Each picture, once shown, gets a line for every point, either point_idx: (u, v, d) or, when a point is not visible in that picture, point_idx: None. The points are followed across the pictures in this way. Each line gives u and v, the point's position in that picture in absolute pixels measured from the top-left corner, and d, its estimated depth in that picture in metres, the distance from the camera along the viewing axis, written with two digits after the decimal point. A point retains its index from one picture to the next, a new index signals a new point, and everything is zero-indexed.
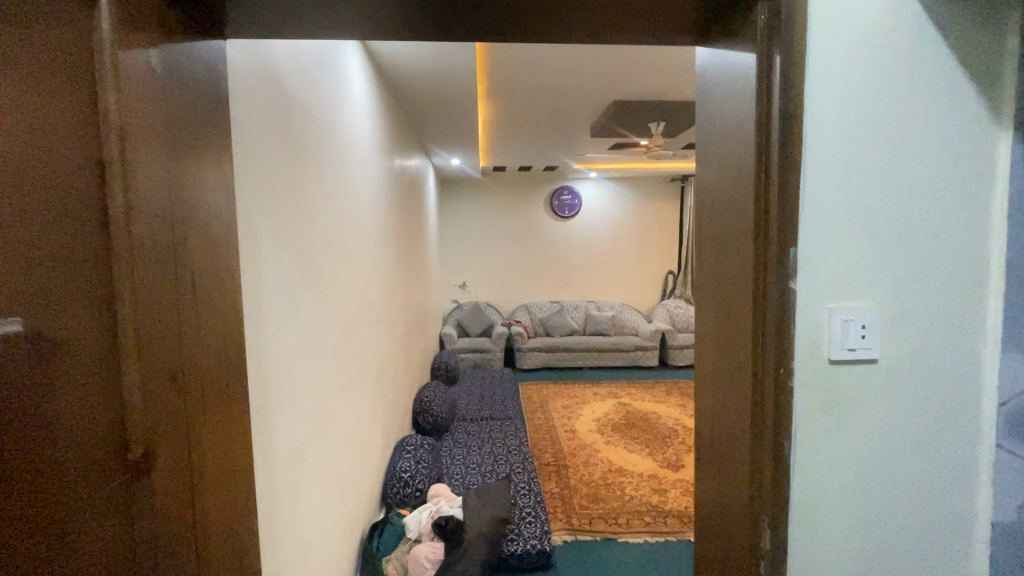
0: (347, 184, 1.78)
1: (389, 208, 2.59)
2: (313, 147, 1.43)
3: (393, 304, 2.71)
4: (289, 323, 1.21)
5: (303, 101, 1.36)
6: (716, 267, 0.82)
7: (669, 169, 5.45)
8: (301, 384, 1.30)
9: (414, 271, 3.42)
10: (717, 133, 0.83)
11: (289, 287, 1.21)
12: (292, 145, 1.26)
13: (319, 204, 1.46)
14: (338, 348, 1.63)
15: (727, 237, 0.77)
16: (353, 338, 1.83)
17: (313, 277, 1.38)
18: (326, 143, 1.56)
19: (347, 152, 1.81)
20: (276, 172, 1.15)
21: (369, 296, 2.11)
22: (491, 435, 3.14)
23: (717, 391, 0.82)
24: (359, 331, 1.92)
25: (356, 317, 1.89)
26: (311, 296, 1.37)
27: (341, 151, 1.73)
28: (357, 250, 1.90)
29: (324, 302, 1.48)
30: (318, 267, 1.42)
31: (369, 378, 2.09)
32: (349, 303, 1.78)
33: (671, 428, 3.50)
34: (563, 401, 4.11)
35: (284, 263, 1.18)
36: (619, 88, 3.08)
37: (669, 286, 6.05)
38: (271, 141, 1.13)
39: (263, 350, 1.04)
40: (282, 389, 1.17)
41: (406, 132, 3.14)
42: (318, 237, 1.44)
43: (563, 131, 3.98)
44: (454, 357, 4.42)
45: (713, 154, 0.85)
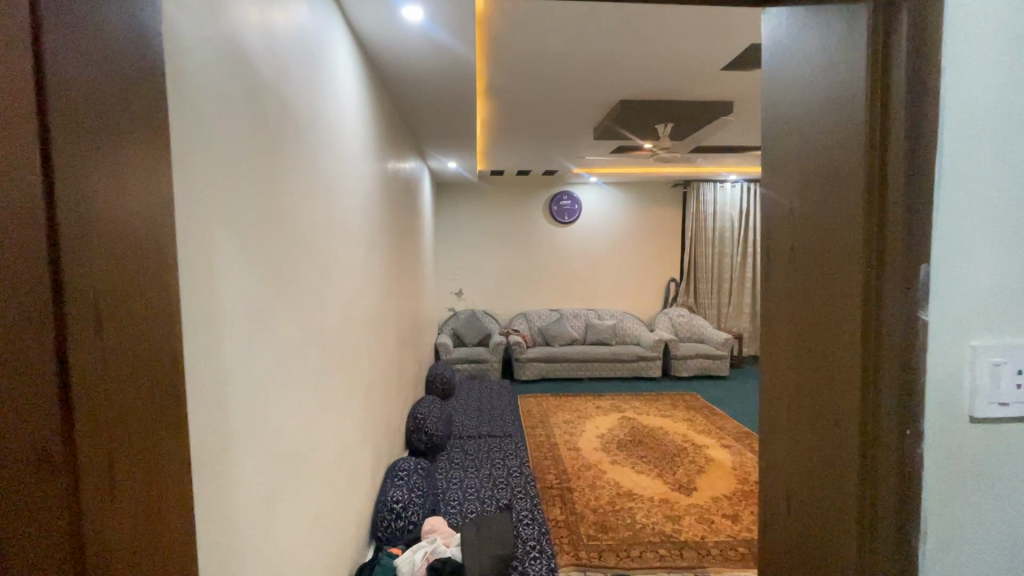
0: (331, 187, 1.59)
1: (381, 213, 2.40)
2: (289, 142, 1.24)
3: (385, 316, 2.52)
4: (258, 349, 1.01)
5: (277, 86, 1.18)
6: (795, 290, 0.64)
7: (672, 174, 5.29)
8: (275, 420, 1.11)
9: (408, 280, 3.23)
10: (794, 119, 0.65)
11: (257, 305, 1.02)
12: (261, 137, 1.07)
13: (296, 209, 1.26)
14: (320, 372, 1.44)
15: (815, 253, 0.60)
16: (339, 357, 1.64)
17: (287, 292, 1.19)
18: (306, 139, 1.37)
19: (332, 151, 1.62)
20: (241, 166, 0.96)
21: (357, 310, 1.92)
22: (490, 455, 2.94)
23: (798, 451, 0.63)
24: (345, 350, 1.73)
25: (342, 335, 1.70)
26: (286, 314, 1.18)
27: (325, 149, 1.54)
28: (343, 259, 1.71)
29: (303, 321, 1.29)
30: (294, 280, 1.23)
31: (357, 400, 1.89)
32: (333, 320, 1.58)
33: (680, 445, 3.32)
34: (565, 416, 3.92)
35: (249, 277, 0.98)
36: (626, 87, 2.92)
37: (671, 294, 5.88)
38: (234, 130, 0.94)
39: (221, 383, 0.85)
40: (250, 430, 0.98)
41: (399, 131, 2.95)
42: (295, 246, 1.25)
43: (565, 132, 3.81)
44: (450, 368, 4.23)
45: (785, 147, 0.67)
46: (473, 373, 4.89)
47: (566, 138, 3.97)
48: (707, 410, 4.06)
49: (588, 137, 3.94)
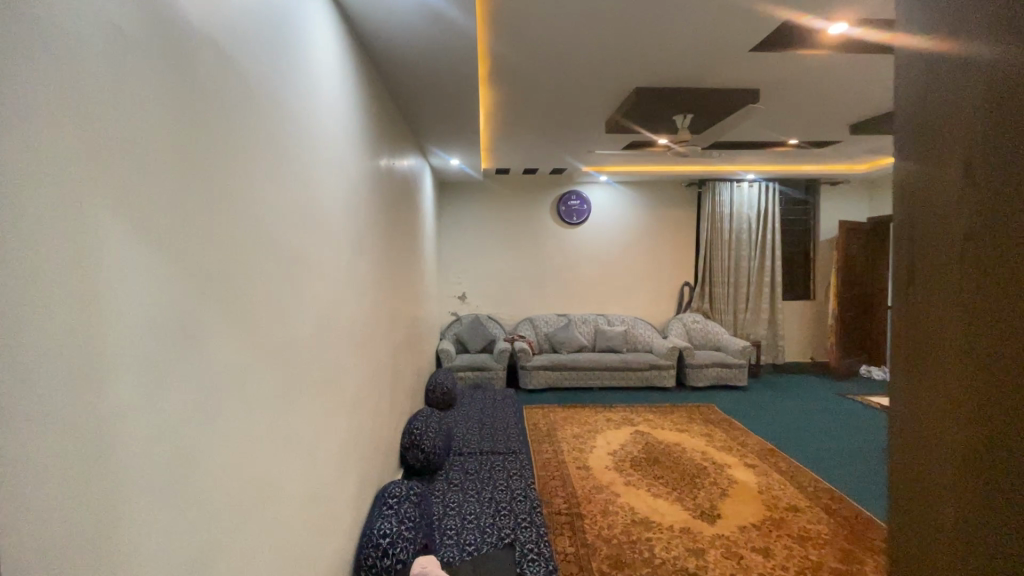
0: (299, 177, 1.34)
1: (371, 210, 2.16)
2: (232, 116, 0.98)
3: (376, 323, 2.28)
4: (173, 381, 0.76)
5: (222, 45, 0.95)
6: (987, 352, 0.35)
7: (686, 172, 5.03)
8: (210, 466, 0.87)
9: (404, 284, 2.99)
10: (965, 69, 0.38)
11: (180, 319, 0.79)
12: (190, 105, 0.83)
13: (243, 200, 1.01)
14: (280, 399, 1.19)
15: (1017, 263, 0.33)
16: (309, 377, 1.39)
17: (226, 303, 0.94)
18: (261, 116, 1.12)
19: (300, 135, 1.37)
20: (153, 136, 0.73)
21: (338, 321, 1.67)
22: (490, 475, 2.70)
23: (950, 567, 0.39)
24: (320, 367, 1.48)
25: (316, 350, 1.45)
26: (225, 332, 0.93)
27: (290, 132, 1.29)
28: (317, 263, 1.46)
29: (252, 338, 1.04)
30: (238, 287, 0.98)
31: (336, 424, 1.65)
32: (301, 335, 1.33)
33: (700, 465, 3.05)
34: (573, 429, 3.67)
35: (157, 286, 0.73)
36: (641, 75, 2.68)
37: (685, 299, 5.59)
38: (138, 85, 0.70)
39: (106, 427, 0.62)
40: (163, 484, 0.74)
41: (394, 121, 2.73)
42: (241, 245, 1.00)
43: (574, 126, 3.57)
44: (451, 377, 4.00)
45: (960, 131, 0.38)
46: (476, 381, 4.64)
47: (575, 132, 3.73)
48: (727, 424, 3.79)
49: (599, 131, 3.69)
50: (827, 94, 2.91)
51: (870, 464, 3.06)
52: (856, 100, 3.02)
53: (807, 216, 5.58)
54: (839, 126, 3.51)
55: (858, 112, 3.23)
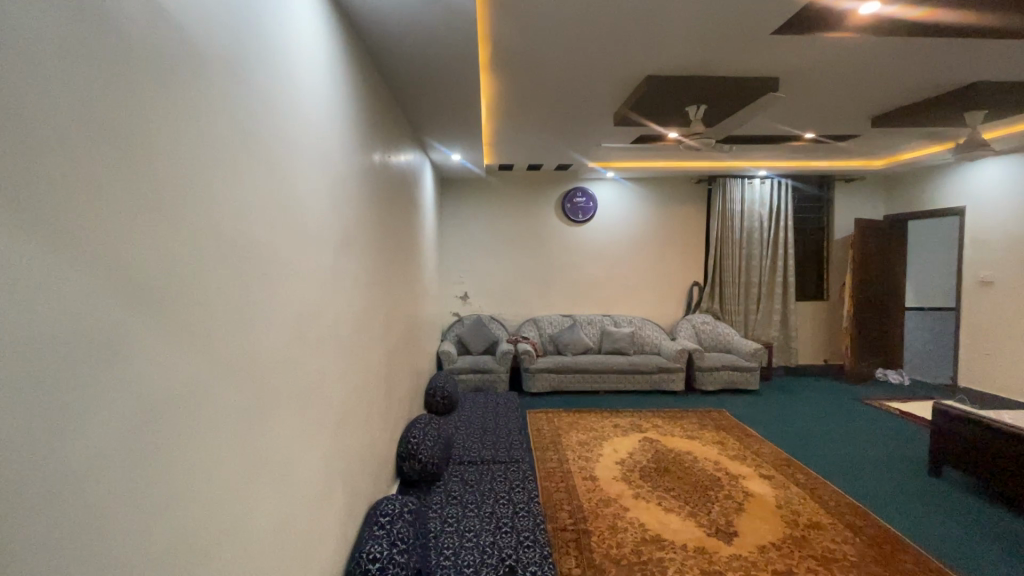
0: (269, 161, 1.16)
1: (361, 204, 2.00)
2: (182, 80, 0.80)
3: (367, 327, 2.13)
4: (79, 414, 0.58)
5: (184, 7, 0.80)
6: None
7: (696, 168, 4.85)
8: (153, 516, 0.69)
9: (401, 284, 2.85)
10: None
11: (121, 337, 0.64)
12: (139, 77, 0.69)
13: (197, 184, 0.83)
14: (247, 420, 1.02)
15: None
16: (280, 392, 1.22)
17: (172, 313, 0.75)
18: (222, 85, 0.93)
19: (271, 114, 1.19)
20: (81, 113, 0.59)
21: (317, 327, 1.51)
22: (491, 487, 2.54)
23: None
24: (293, 380, 1.31)
25: (287, 361, 1.28)
26: (172, 347, 0.75)
27: (258, 109, 1.11)
28: (289, 261, 1.28)
29: (211, 352, 0.86)
30: (190, 292, 0.80)
31: (316, 442, 1.49)
32: (270, 345, 1.16)
33: (713, 475, 2.89)
34: (579, 436, 3.52)
35: (47, 293, 0.54)
36: (652, 60, 2.51)
37: (694, 300, 5.42)
38: (61, 49, 0.56)
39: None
40: (74, 551, 0.57)
41: (389, 112, 2.59)
42: (196, 241, 0.82)
43: (581, 118, 3.41)
44: (450, 380, 3.86)
45: None
46: (477, 384, 4.49)
47: (581, 125, 3.57)
48: (739, 431, 3.62)
49: (606, 124, 3.53)
50: (849, 82, 2.74)
51: (891, 478, 2.90)
52: (879, 90, 2.85)
53: (821, 213, 5.39)
54: (859, 118, 3.34)
55: (881, 102, 3.05)
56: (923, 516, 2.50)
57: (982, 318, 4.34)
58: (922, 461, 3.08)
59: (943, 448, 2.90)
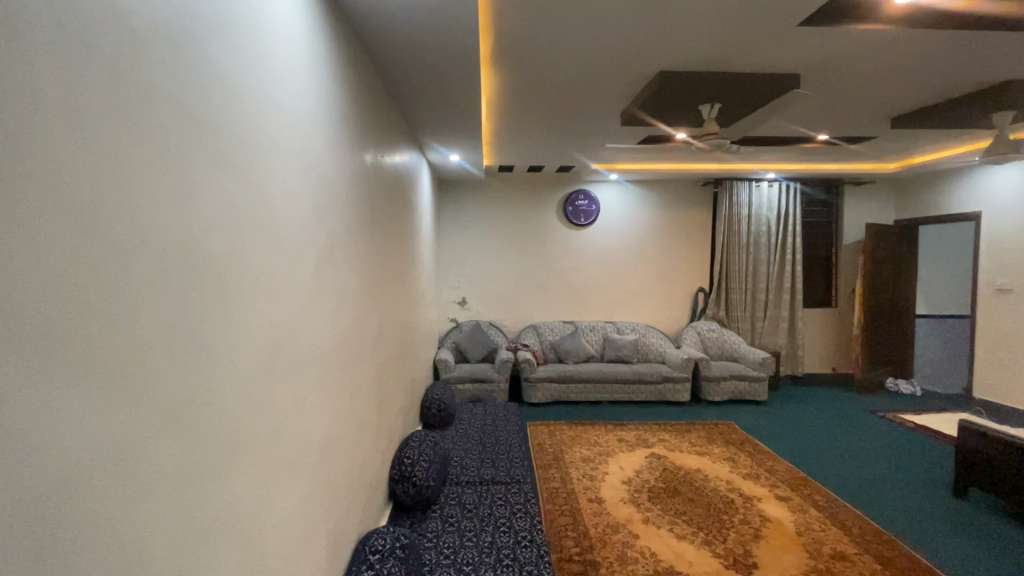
0: (229, 155, 0.97)
1: (349, 209, 1.82)
2: (88, 45, 0.61)
3: (357, 342, 1.95)
4: None
5: None
6: None
7: (703, 170, 4.69)
8: None
9: (395, 292, 2.67)
10: None
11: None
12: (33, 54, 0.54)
13: (111, 181, 0.64)
14: (200, 473, 0.83)
15: None
16: (247, 429, 1.04)
17: (62, 348, 0.57)
18: (156, 56, 0.74)
19: (234, 100, 0.99)
20: None
21: (294, 348, 1.33)
22: (491, 513, 2.36)
23: None
24: (265, 410, 1.13)
25: (258, 390, 1.10)
26: (59, 394, 0.56)
27: (214, 92, 0.91)
28: (259, 275, 1.10)
29: (134, 396, 0.68)
30: (100, 319, 0.62)
31: (293, 479, 1.32)
32: (234, 376, 0.97)
33: (727, 497, 2.71)
34: (583, 452, 3.34)
35: None
36: (667, 55, 2.34)
37: (699, 306, 5.25)
38: None
39: None
40: None
41: (382, 110, 2.41)
42: (108, 252, 0.63)
43: (586, 117, 3.24)
44: (447, 391, 3.68)
45: None
46: (475, 394, 4.31)
47: (586, 125, 3.40)
48: (750, 446, 3.46)
49: (612, 123, 3.36)
50: (873, 79, 2.58)
51: (915, 500, 2.74)
52: (903, 88, 2.70)
53: (829, 217, 5.23)
54: (877, 118, 3.19)
55: (905, 101, 2.89)
56: (955, 544, 2.34)
57: (999, 327, 4.19)
58: (945, 480, 2.92)
59: (970, 469, 2.71)
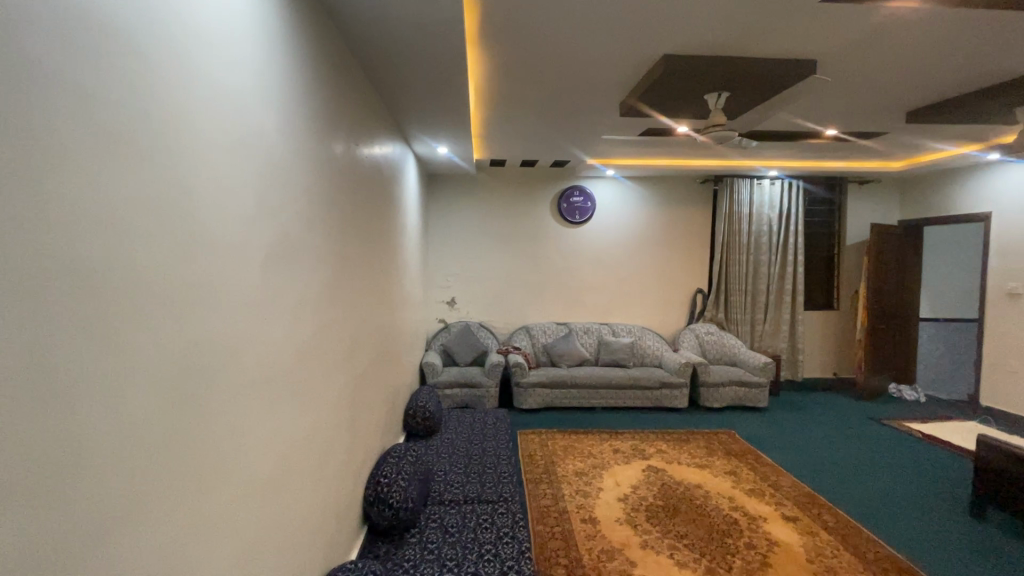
0: (108, 129, 0.74)
1: (309, 202, 1.58)
2: None
3: (321, 354, 1.72)
4: None
5: None
6: None
7: (704, 166, 4.49)
8: None
9: (372, 294, 2.44)
10: None
11: None
12: None
13: None
14: (34, 558, 0.60)
15: None
16: (151, 478, 0.81)
17: None
18: None
19: (124, 59, 0.77)
20: None
21: (231, 367, 1.10)
22: (475, 538, 2.15)
23: None
24: (184, 448, 0.91)
25: (172, 427, 0.87)
26: None
27: (84, 45, 0.69)
28: (168, 282, 0.87)
29: None
30: None
31: (233, 522, 1.11)
32: (122, 415, 0.75)
33: (730, 517, 2.52)
34: (577, 464, 3.14)
35: None
36: (668, 38, 2.14)
37: (697, 308, 5.07)
38: None
39: None
40: None
41: (358, 94, 2.18)
42: None
43: (583, 107, 3.03)
44: (432, 398, 3.47)
45: None
46: (463, 400, 4.10)
47: (582, 115, 3.19)
48: (752, 457, 3.28)
49: (610, 114, 3.15)
50: (892, 67, 2.40)
51: (931, 520, 2.56)
52: (924, 76, 2.51)
53: (832, 216, 5.05)
54: (891, 111, 3.00)
55: (924, 91, 2.69)
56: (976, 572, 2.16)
57: (1008, 332, 4.03)
58: (960, 499, 2.75)
59: (988, 481, 2.55)
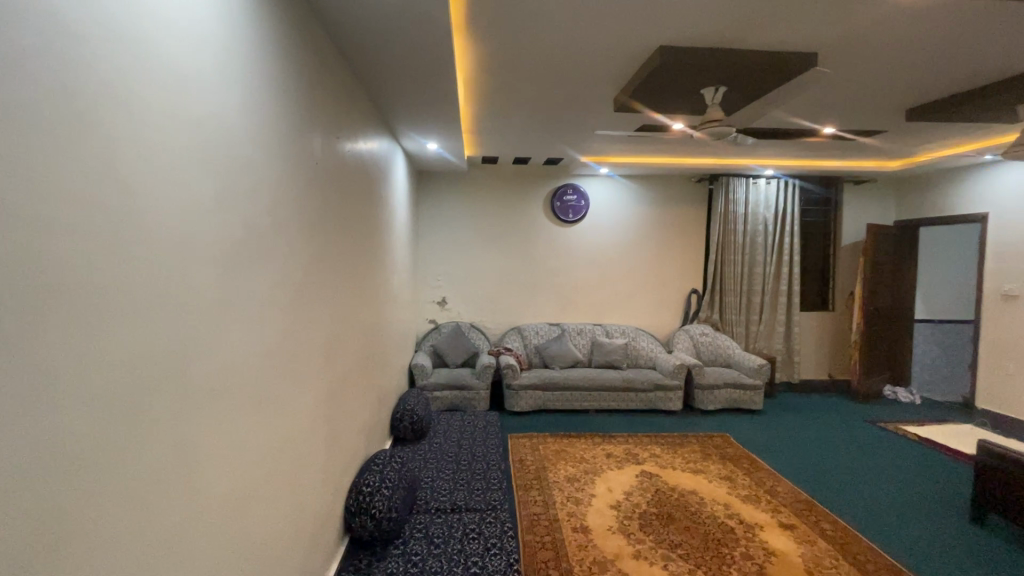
0: (9, 108, 0.63)
1: (281, 197, 1.48)
2: None
3: (297, 359, 1.61)
4: None
5: None
6: None
7: (699, 164, 4.42)
8: None
9: (355, 293, 2.34)
10: None
11: None
12: None
13: None
14: None
15: None
16: (65, 506, 0.71)
17: None
18: None
19: (35, 31, 0.67)
20: None
21: (186, 373, 1.00)
22: (461, 549, 2.06)
23: None
24: (113, 468, 0.80)
25: (93, 445, 0.76)
26: None
27: None
28: (97, 281, 0.77)
29: None
30: None
31: (187, 545, 1.00)
32: (15, 436, 0.64)
33: (725, 526, 2.44)
34: (568, 469, 3.05)
35: None
36: (661, 29, 2.06)
37: (692, 308, 4.99)
38: None
39: None
40: None
41: (339, 84, 2.08)
42: None
43: (575, 101, 2.94)
44: (420, 401, 3.37)
45: None
46: (453, 403, 4.01)
47: (575, 111, 3.10)
48: (747, 462, 3.20)
49: (603, 109, 3.06)
50: (892, 61, 2.33)
51: (930, 527, 2.50)
52: (925, 71, 2.44)
53: (827, 216, 5.00)
54: (890, 108, 2.93)
55: (924, 87, 2.62)
56: None
57: (1004, 334, 3.99)
58: (959, 506, 2.69)
59: (988, 486, 2.49)
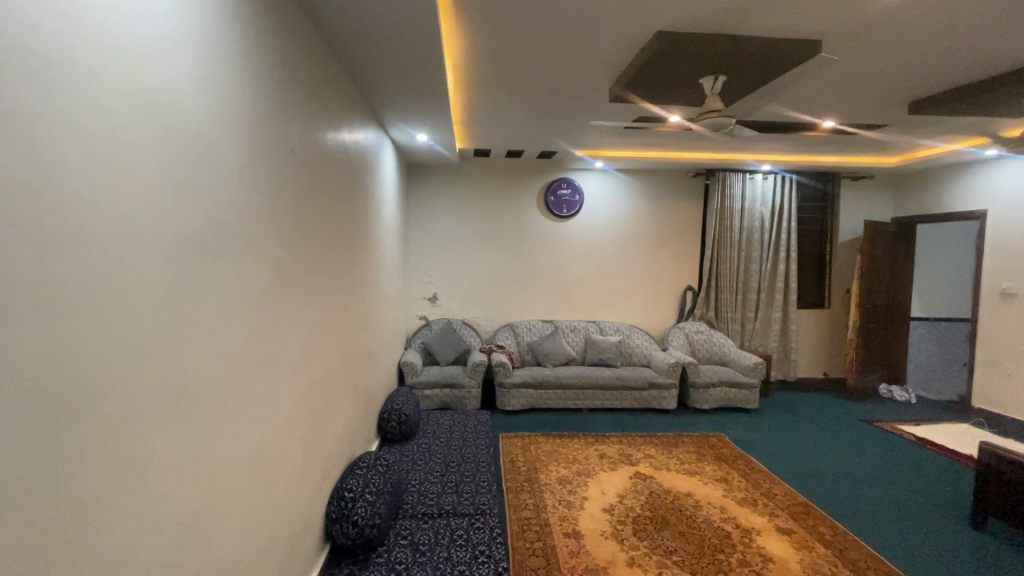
0: None
1: (251, 187, 1.37)
2: None
3: (269, 360, 1.51)
4: None
5: None
6: None
7: (695, 158, 4.33)
8: None
9: (338, 290, 2.23)
10: None
11: None
12: None
13: None
14: None
15: None
16: None
17: None
18: None
19: None
20: None
21: (137, 380, 0.89)
22: (447, 557, 1.97)
23: None
24: (40, 492, 0.70)
25: (10, 471, 0.65)
26: None
27: None
28: (18, 275, 0.66)
29: None
30: None
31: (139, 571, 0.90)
32: None
33: (722, 531, 2.37)
34: (561, 471, 2.97)
35: None
36: (659, 13, 1.95)
37: (687, 305, 4.92)
38: None
39: None
40: None
41: (319, 69, 1.96)
42: None
43: (569, 91, 2.83)
44: (408, 400, 3.28)
45: None
46: (443, 401, 3.92)
47: (569, 101, 2.99)
48: (743, 464, 3.13)
49: (598, 100, 2.96)
50: (896, 52, 2.24)
51: (931, 532, 2.43)
52: (931, 63, 2.36)
53: (824, 213, 4.93)
54: (892, 100, 2.85)
55: (929, 79, 2.54)
56: None
57: (1002, 333, 3.95)
58: (960, 510, 2.63)
59: (990, 490, 2.43)
